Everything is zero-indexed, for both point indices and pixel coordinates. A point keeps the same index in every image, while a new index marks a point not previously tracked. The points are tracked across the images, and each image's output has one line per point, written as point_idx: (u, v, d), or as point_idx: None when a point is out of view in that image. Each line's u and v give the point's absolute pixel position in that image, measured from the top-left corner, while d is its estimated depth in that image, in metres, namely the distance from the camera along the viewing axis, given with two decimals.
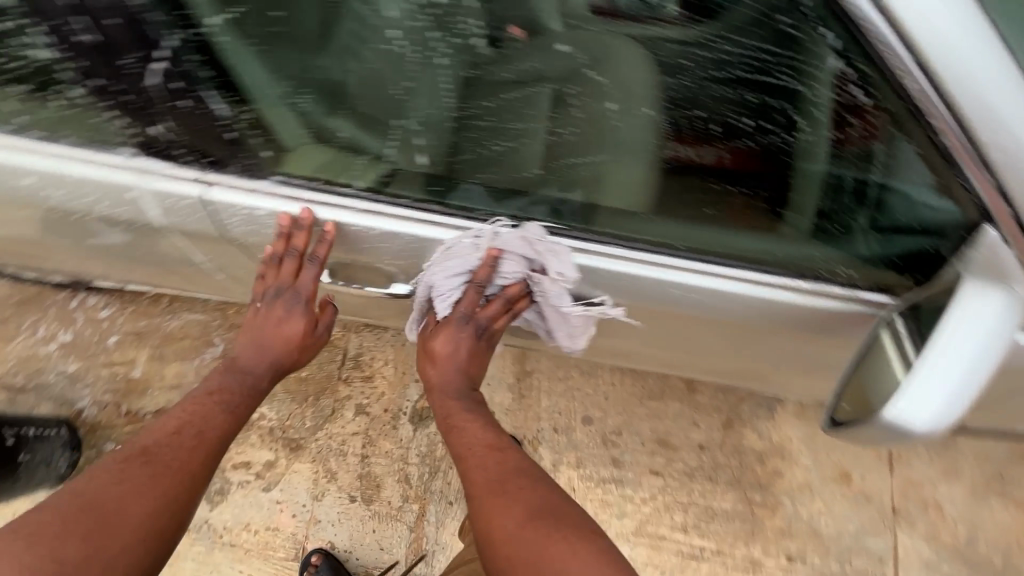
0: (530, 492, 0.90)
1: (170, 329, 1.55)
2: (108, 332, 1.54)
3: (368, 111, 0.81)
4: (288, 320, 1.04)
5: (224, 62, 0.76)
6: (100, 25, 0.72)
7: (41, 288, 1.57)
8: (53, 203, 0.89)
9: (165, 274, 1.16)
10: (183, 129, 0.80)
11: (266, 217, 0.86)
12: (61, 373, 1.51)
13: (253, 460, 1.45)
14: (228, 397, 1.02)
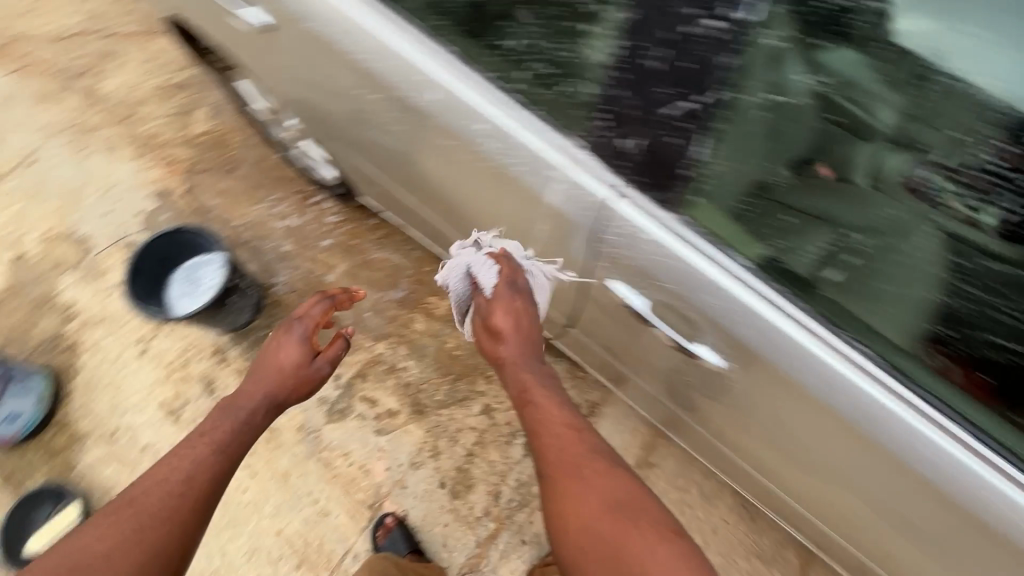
0: (605, 479, 0.91)
1: (372, 257, 1.70)
2: (326, 235, 1.74)
3: (781, 222, 0.64)
4: (287, 347, 1.08)
5: (721, 123, 0.62)
6: (676, 60, 0.61)
7: (297, 175, 1.81)
8: (437, 129, 0.80)
9: (463, 218, 1.08)
10: (648, 159, 0.64)
11: (653, 255, 0.68)
12: (276, 248, 1.72)
13: (379, 401, 1.53)
14: (219, 436, 0.98)
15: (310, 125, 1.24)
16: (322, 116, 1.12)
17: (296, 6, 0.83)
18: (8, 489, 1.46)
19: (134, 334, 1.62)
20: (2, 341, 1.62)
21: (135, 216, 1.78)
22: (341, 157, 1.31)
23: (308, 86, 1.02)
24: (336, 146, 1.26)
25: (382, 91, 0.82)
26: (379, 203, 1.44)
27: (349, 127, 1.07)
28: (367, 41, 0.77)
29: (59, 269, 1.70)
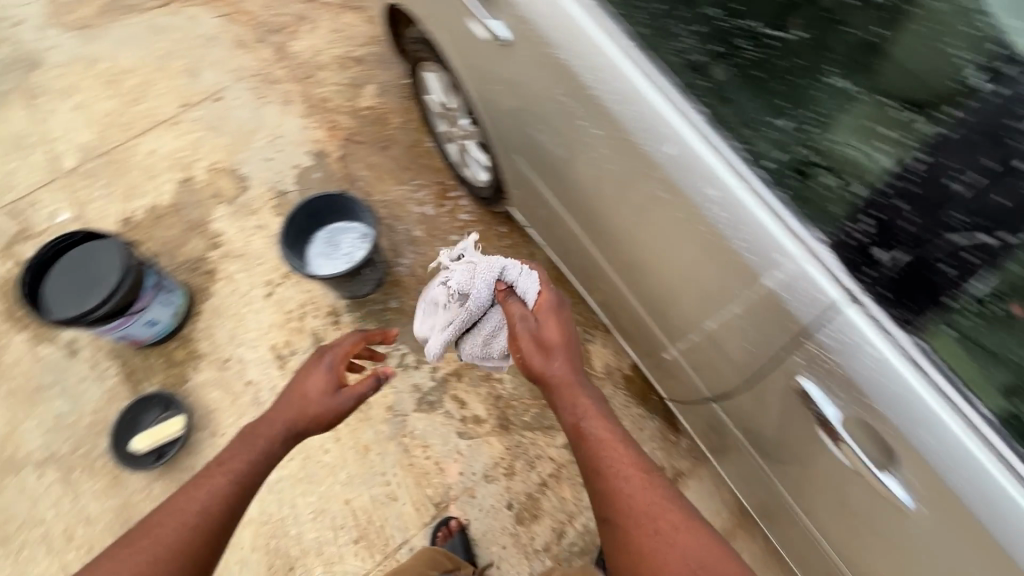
0: (678, 531, 0.90)
1: None
2: (456, 231, 1.79)
3: (1003, 375, 0.62)
4: (314, 375, 1.04)
5: (996, 261, 0.61)
6: (986, 192, 0.61)
7: (443, 168, 1.88)
8: (657, 182, 0.79)
9: (622, 264, 1.07)
10: (905, 275, 0.63)
11: (870, 371, 0.65)
12: (407, 231, 1.79)
13: (468, 405, 1.54)
14: (236, 465, 0.94)
15: (497, 130, 1.27)
16: (518, 127, 1.15)
17: (549, 28, 0.83)
18: (126, 385, 1.59)
19: (265, 276, 1.73)
20: (154, 251, 1.77)
21: (291, 169, 1.91)
22: (514, 166, 1.34)
23: (520, 99, 1.04)
24: (514, 156, 1.29)
25: (610, 130, 0.82)
26: (535, 213, 1.47)
27: (544, 146, 1.08)
28: (616, 82, 0.77)
29: (217, 200, 1.85)
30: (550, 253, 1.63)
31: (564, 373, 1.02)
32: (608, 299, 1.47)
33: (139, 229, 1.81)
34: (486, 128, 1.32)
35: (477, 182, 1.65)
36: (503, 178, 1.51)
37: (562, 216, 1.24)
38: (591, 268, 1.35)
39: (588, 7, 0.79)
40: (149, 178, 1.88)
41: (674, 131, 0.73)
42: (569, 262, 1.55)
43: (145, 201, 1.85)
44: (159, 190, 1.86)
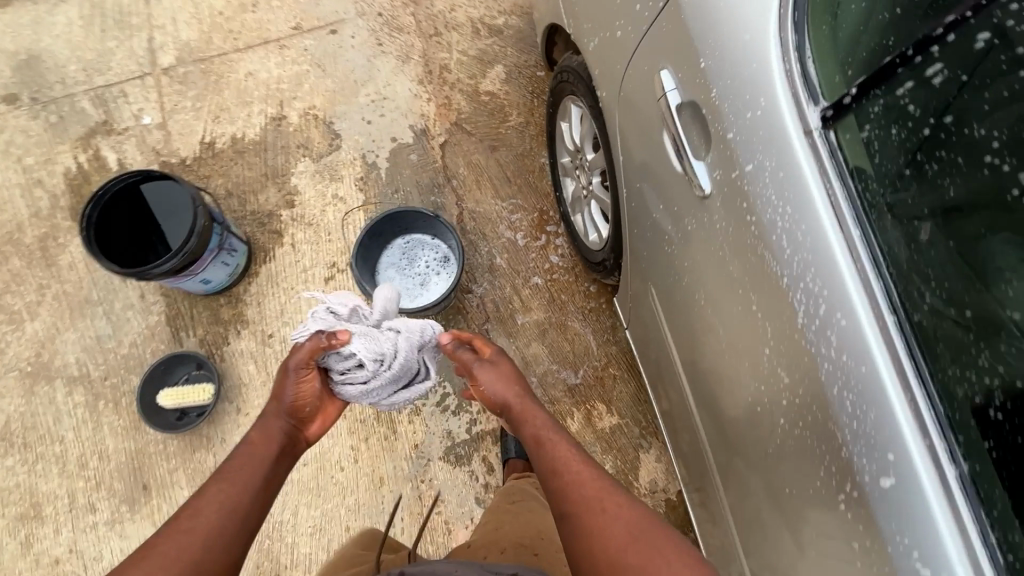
0: (623, 506, 0.83)
1: (569, 325, 1.55)
2: (540, 273, 1.59)
3: None
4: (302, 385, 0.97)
5: None
6: None
7: (548, 194, 1.66)
8: (846, 504, 0.59)
9: (732, 473, 0.89)
10: None
11: None
12: (488, 257, 1.61)
13: (495, 472, 1.44)
14: (235, 475, 0.86)
15: (638, 235, 1.04)
16: (666, 264, 0.93)
17: (778, 237, 0.61)
18: (167, 328, 1.53)
19: (329, 256, 1.60)
20: (227, 190, 1.65)
21: (388, 140, 1.71)
22: (643, 275, 1.12)
23: (686, 254, 0.82)
24: (646, 271, 1.08)
25: (811, 397, 0.62)
26: (643, 319, 1.27)
27: (691, 312, 0.87)
28: (850, 363, 0.56)
29: (303, 152, 1.70)
30: (636, 350, 1.43)
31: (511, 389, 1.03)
32: (681, 432, 1.29)
33: (218, 159, 1.68)
34: (625, 222, 1.09)
35: (585, 240, 1.42)
36: (618, 261, 1.28)
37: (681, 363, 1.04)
38: (688, 412, 1.17)
39: (859, 254, 0.56)
40: (241, 105, 1.73)
41: (913, 486, 0.52)
42: (653, 372, 1.35)
43: (232, 129, 1.71)
44: (249, 122, 1.72)
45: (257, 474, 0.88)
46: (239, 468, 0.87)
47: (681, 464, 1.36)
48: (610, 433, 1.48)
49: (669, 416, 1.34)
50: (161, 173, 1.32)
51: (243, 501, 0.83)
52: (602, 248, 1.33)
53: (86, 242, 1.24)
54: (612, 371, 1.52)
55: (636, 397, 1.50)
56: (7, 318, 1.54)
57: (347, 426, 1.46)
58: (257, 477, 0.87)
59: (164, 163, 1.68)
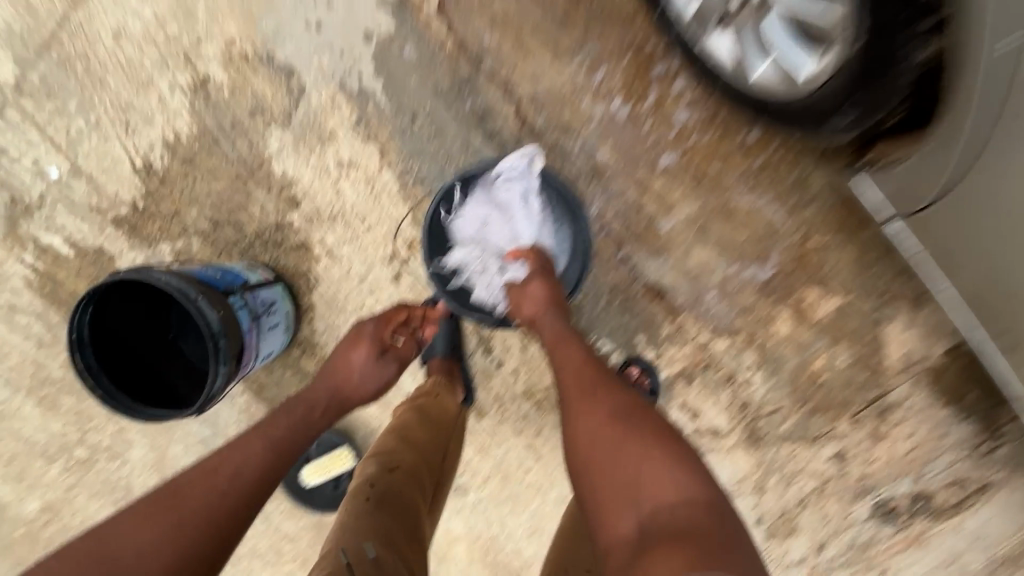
0: (619, 395, 0.82)
1: (736, 203, 1.07)
2: (667, 147, 1.06)
3: None
4: (358, 354, 0.98)
5: None
6: None
7: (634, 15, 1.02)
8: None
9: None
10: None
11: None
12: (586, 156, 1.08)
13: (704, 416, 1.16)
14: (273, 429, 0.86)
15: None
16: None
17: None
18: (261, 404, 1.27)
19: (381, 248, 1.16)
20: (209, 219, 1.19)
21: (360, 41, 1.08)
22: (997, 152, 0.70)
23: None
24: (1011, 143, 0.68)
25: None
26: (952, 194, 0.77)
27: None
28: None
29: (263, 119, 1.14)
30: (900, 241, 0.90)
31: (538, 297, 0.97)
32: (996, 321, 0.86)
33: (171, 183, 1.19)
34: (974, 57, 0.66)
35: (755, 83, 0.87)
36: (874, 98, 0.77)
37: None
38: None
39: None
40: (144, 89, 1.15)
41: None
42: (948, 258, 0.85)
43: (158, 131, 1.17)
44: (169, 110, 1.15)
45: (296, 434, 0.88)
46: (281, 427, 0.87)
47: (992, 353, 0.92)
48: (835, 318, 1.10)
49: (977, 306, 0.86)
50: (131, 275, 0.89)
51: (279, 463, 0.83)
52: (822, 84, 0.80)
53: (105, 402, 0.92)
54: (816, 241, 1.07)
55: (860, 262, 1.07)
56: (106, 455, 1.35)
57: (512, 427, 1.22)
58: (299, 443, 0.88)
59: (116, 217, 1.21)
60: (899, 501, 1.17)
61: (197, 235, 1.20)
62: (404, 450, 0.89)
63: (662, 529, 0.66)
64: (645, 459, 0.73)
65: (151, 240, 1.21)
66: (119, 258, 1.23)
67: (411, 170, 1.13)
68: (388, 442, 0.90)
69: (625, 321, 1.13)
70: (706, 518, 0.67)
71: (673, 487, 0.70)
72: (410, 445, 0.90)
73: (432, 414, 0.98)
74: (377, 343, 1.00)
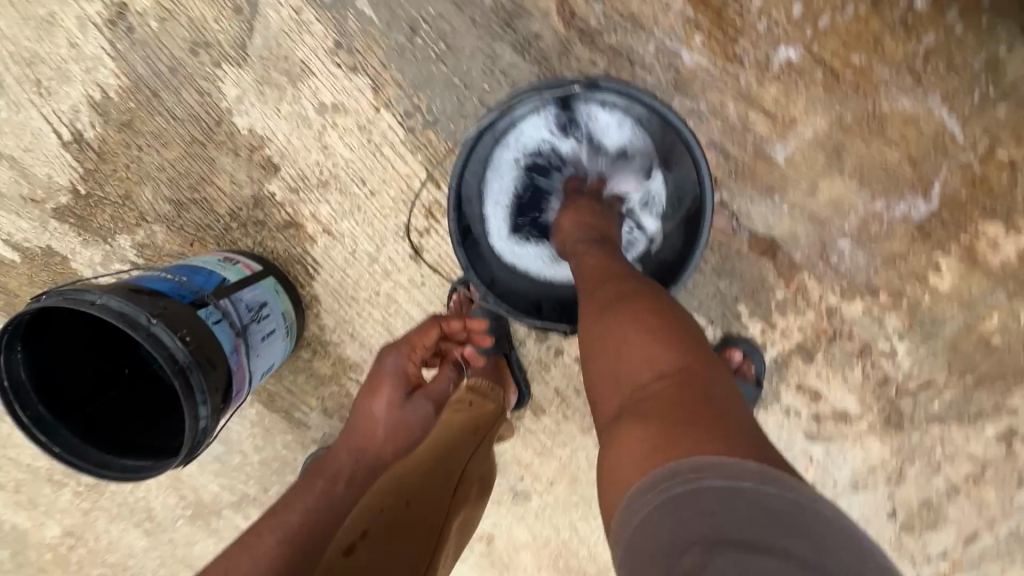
0: (612, 274, 0.60)
1: (888, 111, 0.74)
2: (785, 36, 0.73)
3: None
4: (380, 404, 0.74)
5: None
6: None
7: None
8: None
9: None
10: None
11: None
12: (665, 61, 0.75)
13: (828, 398, 0.90)
14: (283, 516, 0.68)
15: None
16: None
17: None
18: (274, 416, 1.06)
19: (392, 218, 0.88)
20: (168, 199, 0.92)
21: None
22: None
23: None
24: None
25: None
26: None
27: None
28: None
29: (212, 57, 0.84)
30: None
31: (573, 212, 0.70)
32: None
33: (113, 156, 0.91)
34: None
35: None
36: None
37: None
38: None
39: None
40: (51, 29, 0.85)
41: None
42: None
43: (81, 86, 0.87)
44: (86, 57, 0.86)
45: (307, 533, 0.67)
46: (296, 512, 0.69)
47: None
48: (1022, 263, 0.79)
49: None
50: (57, 301, 0.64)
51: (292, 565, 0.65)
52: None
53: (67, 460, 0.72)
54: (1004, 156, 0.75)
55: None
56: None
57: (578, 423, 0.99)
58: (319, 529, 0.68)
59: (54, 207, 0.95)
60: None
61: (156, 221, 0.93)
62: (396, 493, 0.63)
63: (633, 411, 0.47)
64: (620, 330, 0.52)
65: (103, 233, 0.95)
66: (69, 260, 0.97)
67: (419, 109, 0.82)
68: (381, 486, 0.65)
69: (722, 287, 0.85)
70: (688, 393, 0.45)
71: (649, 360, 0.48)
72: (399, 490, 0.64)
73: (442, 434, 0.73)
74: (405, 382, 0.76)
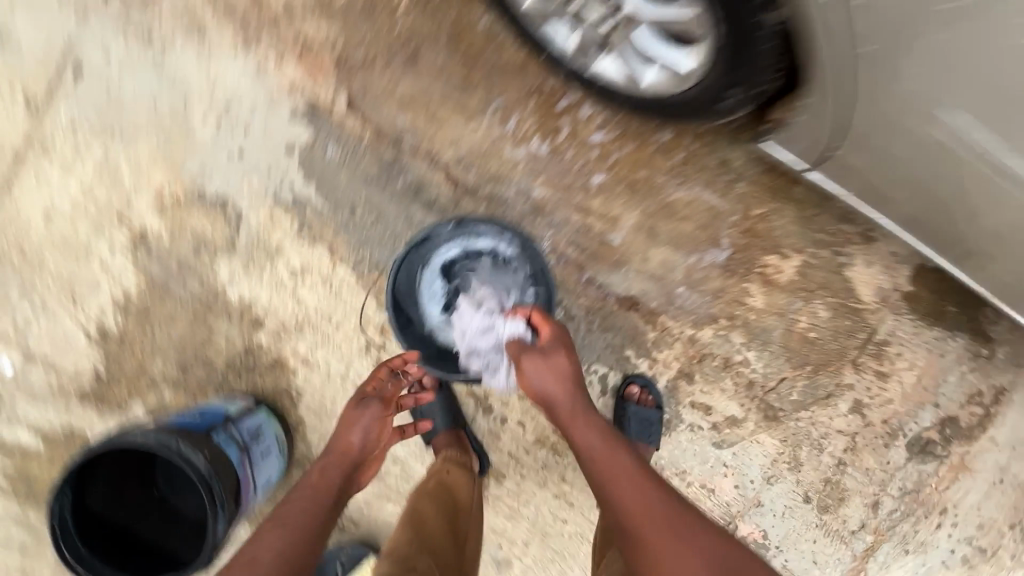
0: (697, 529, 0.75)
1: (674, 201, 1.12)
2: (595, 168, 1.12)
3: None
4: (352, 416, 0.92)
5: None
6: None
7: (525, 64, 1.10)
8: None
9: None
10: None
11: None
12: (524, 197, 1.12)
13: (715, 408, 1.15)
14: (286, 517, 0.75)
15: (873, 17, 0.67)
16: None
17: None
18: None
19: (355, 341, 1.15)
20: (177, 364, 1.16)
21: (283, 154, 1.13)
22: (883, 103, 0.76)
23: None
24: (908, 69, 0.70)
25: None
26: (860, 130, 0.81)
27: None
28: None
29: (207, 253, 1.15)
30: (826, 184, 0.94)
31: (564, 372, 0.88)
32: (928, 225, 0.93)
33: (131, 341, 1.16)
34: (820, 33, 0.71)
35: (648, 88, 0.90)
36: (749, 76, 0.81)
37: (994, 158, 0.74)
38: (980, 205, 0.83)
39: None
40: (84, 257, 1.15)
41: None
42: (860, 186, 0.91)
43: (107, 293, 1.16)
44: (111, 271, 1.15)
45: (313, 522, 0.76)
46: (297, 511, 0.77)
47: (952, 255, 0.97)
48: (802, 277, 1.13)
49: (907, 218, 0.94)
50: (104, 445, 0.85)
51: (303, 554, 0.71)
52: (699, 78, 0.84)
53: None
54: (757, 212, 1.12)
55: (803, 218, 1.12)
56: None
57: (536, 481, 1.17)
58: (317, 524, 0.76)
59: (79, 391, 1.17)
60: (928, 433, 1.16)
61: (166, 384, 1.16)
62: (419, 543, 0.85)
63: None
64: None
65: (121, 404, 1.16)
66: (89, 433, 1.17)
67: (364, 259, 1.14)
68: (407, 539, 0.86)
69: (610, 339, 1.14)
70: None
71: None
72: (421, 540, 0.86)
73: (444, 497, 0.95)
74: (360, 393, 0.96)
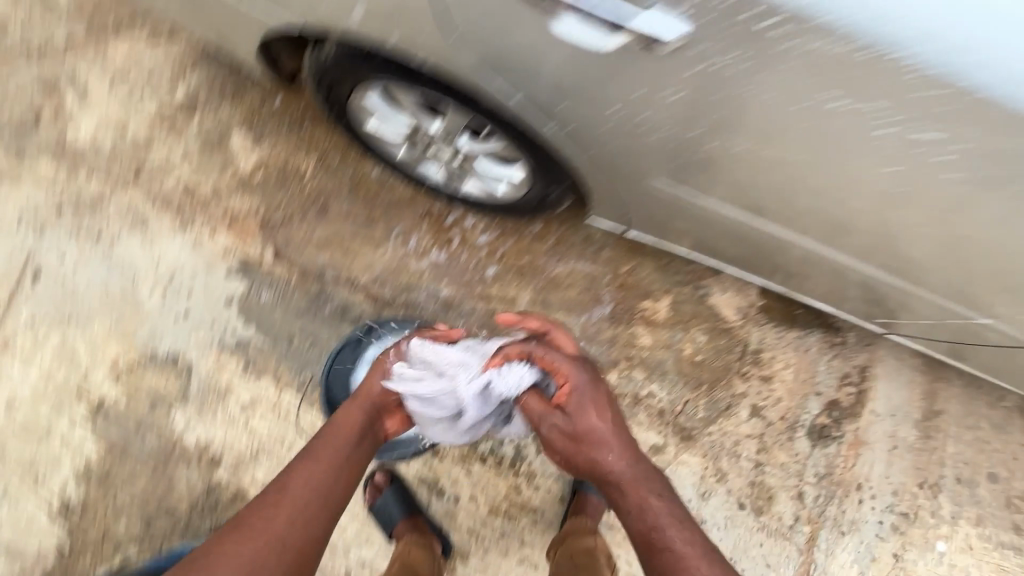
0: None
1: (557, 274, 1.36)
2: (488, 263, 1.36)
3: None
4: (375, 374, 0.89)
5: None
6: None
7: (414, 196, 1.37)
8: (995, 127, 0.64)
9: (969, 242, 0.80)
10: None
11: None
12: (434, 298, 1.33)
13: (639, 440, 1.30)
14: (313, 464, 0.77)
15: (591, 147, 0.87)
16: (746, 122, 0.73)
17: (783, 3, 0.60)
18: None
19: None
20: (141, 520, 1.22)
21: (223, 307, 1.32)
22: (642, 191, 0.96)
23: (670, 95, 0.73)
24: (651, 164, 0.87)
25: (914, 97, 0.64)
26: (641, 207, 1.01)
27: (743, 115, 0.72)
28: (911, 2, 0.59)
29: (162, 407, 1.27)
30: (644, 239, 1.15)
31: (605, 431, 0.82)
32: (747, 257, 1.12)
33: (93, 507, 1.23)
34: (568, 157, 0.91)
35: (502, 196, 1.16)
36: (552, 177, 1.03)
37: (741, 216, 0.95)
38: (761, 241, 1.02)
39: None
40: (44, 437, 1.25)
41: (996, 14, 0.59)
42: (672, 236, 1.12)
43: (69, 466, 1.24)
44: (72, 443, 1.25)
45: (337, 467, 0.78)
46: (326, 453, 0.79)
47: (774, 277, 1.17)
48: (676, 312, 1.36)
49: (726, 254, 1.14)
50: None
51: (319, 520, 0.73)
52: (529, 184, 1.09)
53: None
54: (625, 269, 1.37)
55: (662, 266, 1.38)
56: None
57: (498, 551, 1.25)
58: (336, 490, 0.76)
59: (44, 571, 1.19)
60: (820, 420, 1.34)
61: (132, 542, 1.21)
62: None
63: None
64: None
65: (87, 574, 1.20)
66: None
67: (307, 380, 1.29)
68: None
69: None
70: None
71: None
72: None
73: None
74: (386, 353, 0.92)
